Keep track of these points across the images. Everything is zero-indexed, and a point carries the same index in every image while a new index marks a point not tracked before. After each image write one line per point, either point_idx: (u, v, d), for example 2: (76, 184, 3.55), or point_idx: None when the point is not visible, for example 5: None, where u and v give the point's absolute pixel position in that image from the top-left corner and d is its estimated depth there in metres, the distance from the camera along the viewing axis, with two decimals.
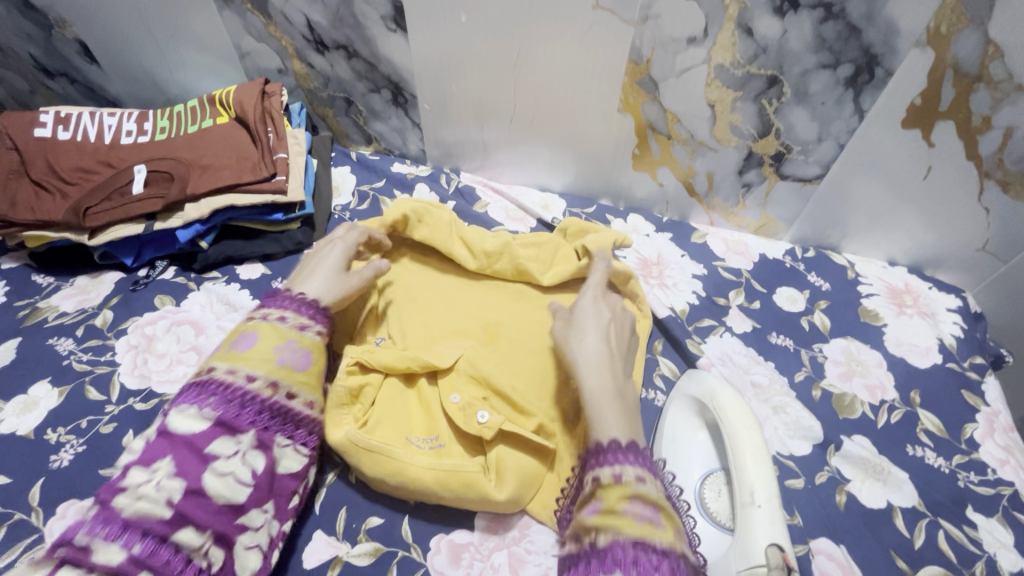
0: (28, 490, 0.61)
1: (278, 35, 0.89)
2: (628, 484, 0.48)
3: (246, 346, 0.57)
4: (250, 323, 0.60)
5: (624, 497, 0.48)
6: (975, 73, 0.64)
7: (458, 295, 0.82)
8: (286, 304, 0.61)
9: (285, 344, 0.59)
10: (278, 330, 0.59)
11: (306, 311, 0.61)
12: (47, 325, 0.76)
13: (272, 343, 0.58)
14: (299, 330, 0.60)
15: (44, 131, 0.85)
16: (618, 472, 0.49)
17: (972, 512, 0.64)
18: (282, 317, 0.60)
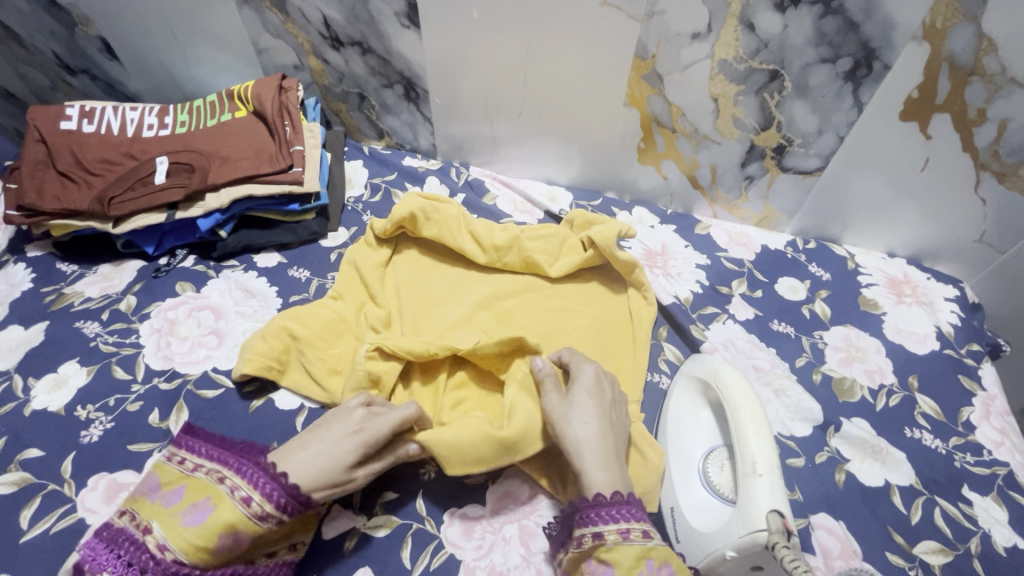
0: (60, 462, 0.64)
1: (295, 32, 0.92)
2: (642, 545, 0.50)
3: (191, 524, 0.48)
4: (214, 487, 0.51)
5: (641, 558, 0.49)
6: (970, 66, 0.66)
7: (470, 286, 0.84)
8: (256, 481, 0.51)
9: (233, 536, 0.49)
10: (234, 506, 0.49)
11: (276, 498, 0.50)
12: (74, 309, 0.79)
13: (217, 530, 0.48)
14: (256, 521, 0.50)
15: (70, 124, 0.88)
16: (627, 530, 0.51)
17: (969, 490, 0.66)
18: (246, 498, 0.50)
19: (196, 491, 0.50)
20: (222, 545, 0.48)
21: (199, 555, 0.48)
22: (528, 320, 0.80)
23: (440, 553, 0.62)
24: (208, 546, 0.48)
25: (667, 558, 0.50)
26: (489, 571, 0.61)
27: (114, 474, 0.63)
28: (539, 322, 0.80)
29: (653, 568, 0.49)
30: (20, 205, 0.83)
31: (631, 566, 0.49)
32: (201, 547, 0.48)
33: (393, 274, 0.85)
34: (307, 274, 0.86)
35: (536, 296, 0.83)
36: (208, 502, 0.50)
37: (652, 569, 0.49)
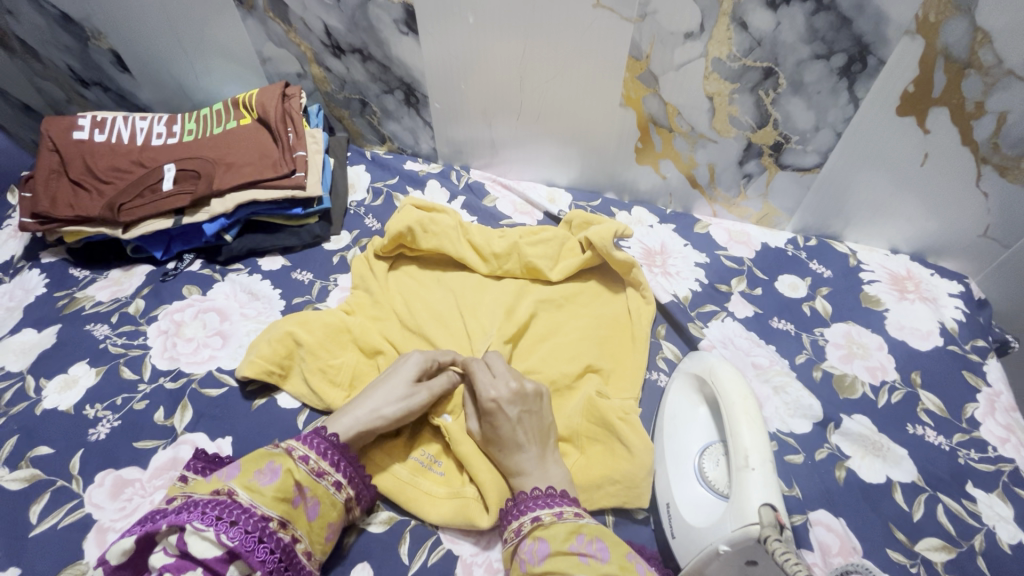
0: (69, 459, 0.65)
1: (298, 40, 0.94)
2: (573, 522, 0.54)
3: (267, 483, 0.54)
4: (273, 454, 0.57)
5: (573, 533, 0.53)
6: (965, 59, 0.66)
7: (476, 293, 0.84)
8: (312, 442, 0.59)
9: (299, 490, 0.56)
10: (296, 470, 0.57)
11: (330, 456, 0.59)
12: (85, 312, 0.82)
13: (291, 484, 0.56)
14: (315, 477, 0.58)
15: (82, 134, 0.91)
16: (557, 512, 0.55)
17: (972, 487, 0.65)
18: (304, 456, 0.58)
19: (255, 460, 0.56)
20: (296, 498, 0.56)
21: (281, 508, 0.54)
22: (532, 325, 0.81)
23: (437, 549, 0.63)
24: (287, 498, 0.55)
25: (599, 534, 0.53)
26: (486, 568, 0.61)
27: (121, 470, 0.65)
28: (546, 324, 0.81)
29: (586, 542, 0.52)
30: (34, 213, 0.86)
31: (563, 540, 0.52)
32: (282, 500, 0.54)
33: (397, 283, 0.85)
34: (310, 277, 0.87)
35: (543, 300, 0.83)
36: (274, 466, 0.56)
37: (583, 542, 0.52)
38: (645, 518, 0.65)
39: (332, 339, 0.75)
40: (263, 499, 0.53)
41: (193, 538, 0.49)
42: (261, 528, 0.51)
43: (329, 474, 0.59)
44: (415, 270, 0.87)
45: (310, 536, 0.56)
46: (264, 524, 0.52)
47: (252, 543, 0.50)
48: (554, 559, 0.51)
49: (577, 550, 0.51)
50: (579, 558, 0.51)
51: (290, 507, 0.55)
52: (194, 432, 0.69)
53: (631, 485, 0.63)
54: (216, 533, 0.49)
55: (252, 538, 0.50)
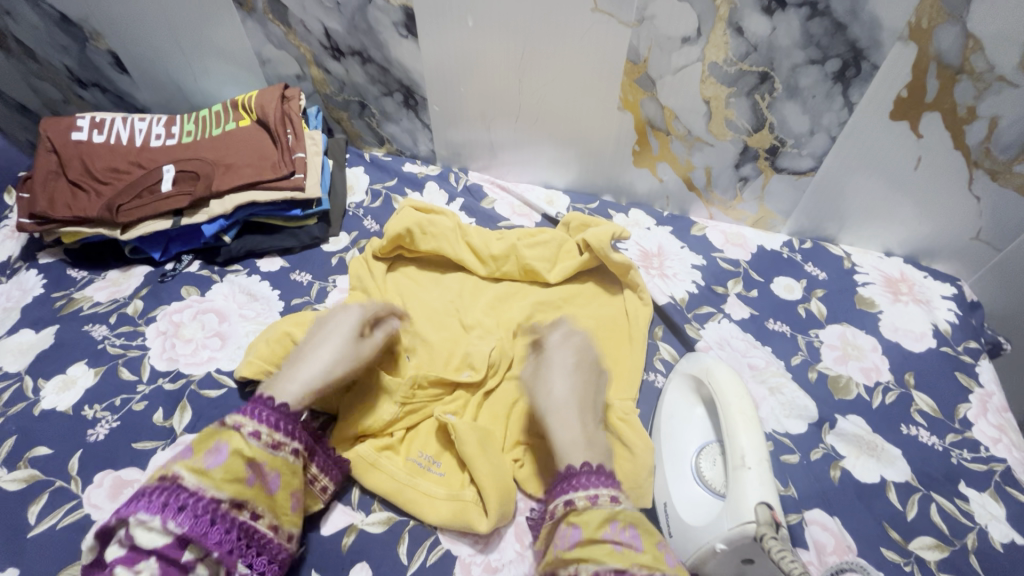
0: (68, 460, 0.65)
1: (297, 42, 0.94)
2: (608, 508, 0.54)
3: (214, 465, 0.53)
4: (220, 431, 0.56)
5: (605, 520, 0.53)
6: (957, 64, 0.67)
7: (474, 296, 0.85)
8: (257, 413, 0.58)
9: (256, 468, 0.55)
10: (248, 448, 0.55)
11: (282, 428, 0.58)
12: (82, 313, 0.81)
13: (243, 463, 0.55)
14: (270, 450, 0.57)
15: (81, 135, 0.91)
16: (594, 495, 0.55)
17: (965, 486, 0.66)
18: (255, 432, 0.56)
19: (202, 439, 0.55)
20: (251, 476, 0.55)
21: (234, 489, 0.54)
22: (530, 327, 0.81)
23: (436, 549, 0.63)
24: (238, 477, 0.54)
25: (633, 521, 0.53)
26: (484, 568, 0.62)
27: (120, 471, 0.65)
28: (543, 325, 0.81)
29: (619, 529, 0.52)
30: (32, 213, 0.86)
31: (596, 527, 0.52)
32: (234, 480, 0.54)
33: (396, 284, 0.86)
34: (309, 278, 0.87)
35: (541, 303, 0.83)
36: (221, 444, 0.55)
37: (617, 529, 0.52)
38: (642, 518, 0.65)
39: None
40: (212, 483, 0.52)
41: (138, 531, 0.48)
42: (211, 511, 0.51)
43: (277, 443, 0.58)
44: (413, 273, 0.88)
45: (273, 508, 0.57)
46: (215, 506, 0.52)
47: (204, 526, 0.51)
48: (585, 548, 0.51)
49: (611, 538, 0.51)
50: (612, 546, 0.51)
51: (244, 486, 0.54)
52: (193, 432, 0.69)
53: (628, 486, 0.63)
54: (163, 522, 0.49)
55: (203, 521, 0.51)
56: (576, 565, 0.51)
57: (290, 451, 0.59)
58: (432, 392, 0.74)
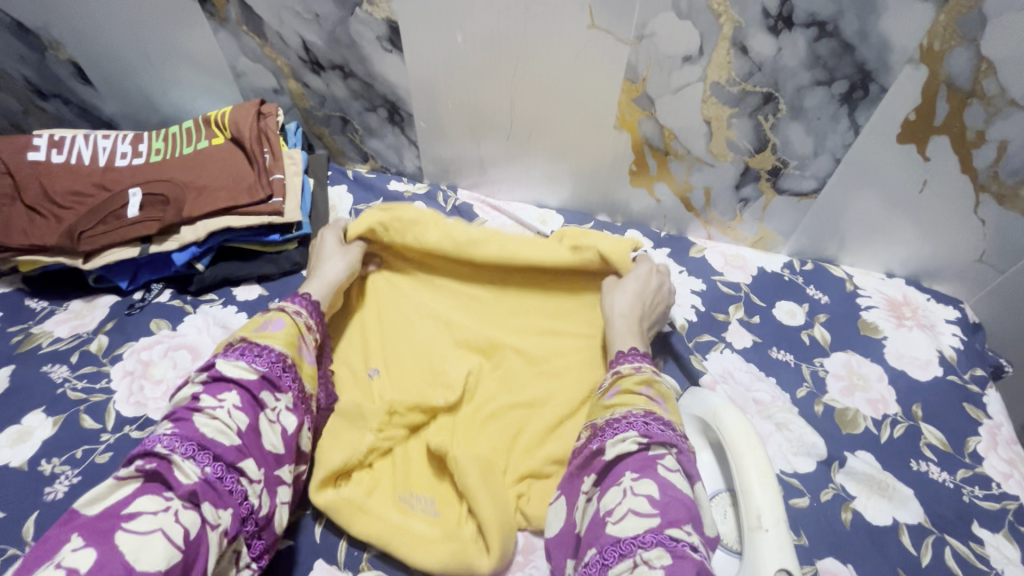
0: (23, 524, 0.60)
1: (273, 55, 0.89)
2: (648, 374, 0.60)
3: (277, 328, 0.61)
4: (271, 311, 0.63)
5: (644, 382, 0.59)
6: (969, 88, 0.64)
7: (458, 321, 0.80)
8: (296, 299, 0.66)
9: (302, 341, 0.63)
10: (298, 322, 0.64)
11: (313, 310, 0.67)
12: (41, 352, 0.75)
13: (296, 330, 0.63)
14: (309, 327, 0.65)
15: (39, 155, 0.84)
16: (638, 363, 0.62)
17: (979, 527, 0.64)
18: (298, 310, 0.65)
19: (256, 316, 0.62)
20: (301, 347, 0.63)
21: (292, 351, 0.61)
22: (511, 352, 0.77)
23: None
24: (294, 343, 0.62)
25: (665, 394, 0.59)
26: None
27: None
28: (525, 355, 0.76)
29: (654, 394, 0.58)
30: None
31: (635, 384, 0.59)
32: (291, 343, 0.61)
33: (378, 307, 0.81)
34: None
35: (519, 326, 0.80)
36: (277, 318, 0.62)
37: (653, 392, 0.58)
38: None
39: None
40: (277, 340, 0.59)
41: (226, 367, 0.55)
42: (281, 363, 0.58)
43: (309, 323, 0.66)
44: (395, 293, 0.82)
45: (310, 382, 0.64)
46: (283, 360, 0.59)
47: (280, 372, 0.58)
48: (621, 397, 0.58)
49: (647, 394, 0.58)
50: (646, 399, 0.58)
51: (297, 353, 0.62)
52: None
53: None
54: (247, 361, 0.56)
55: (278, 368, 0.58)
56: (613, 411, 0.57)
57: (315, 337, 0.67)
58: (411, 419, 0.70)
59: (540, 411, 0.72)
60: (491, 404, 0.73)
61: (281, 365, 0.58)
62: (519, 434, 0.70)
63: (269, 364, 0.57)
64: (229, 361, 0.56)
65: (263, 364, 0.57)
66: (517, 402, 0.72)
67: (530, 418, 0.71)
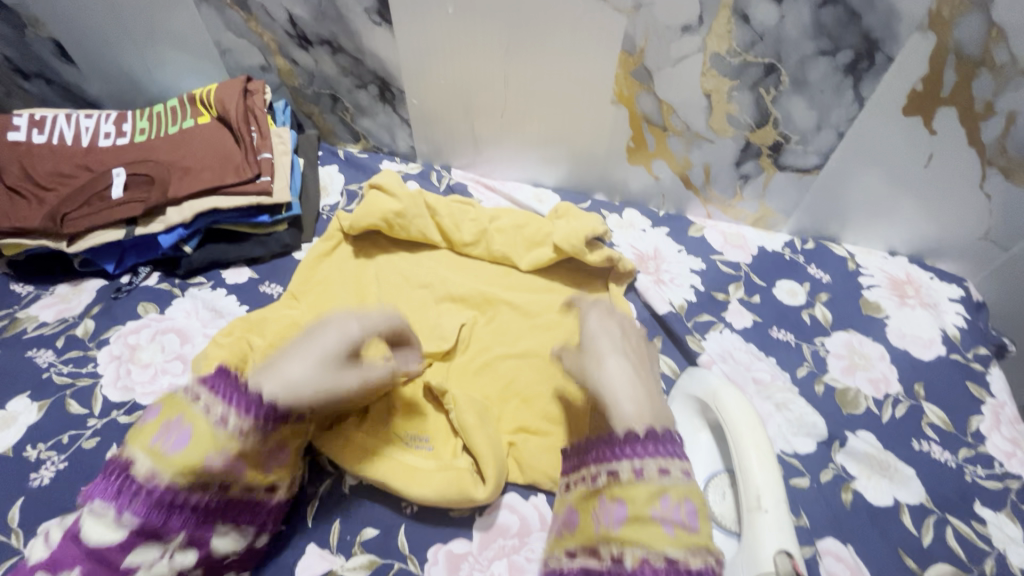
0: (8, 510, 0.58)
1: (259, 30, 0.86)
2: (656, 482, 0.46)
3: (174, 449, 0.48)
4: (178, 401, 0.50)
5: (655, 496, 0.46)
6: (978, 57, 0.62)
7: (452, 275, 0.81)
8: (227, 394, 0.50)
9: (215, 458, 0.49)
10: (212, 434, 0.49)
11: (255, 413, 0.50)
12: (26, 336, 0.74)
13: (200, 455, 0.48)
14: (237, 435, 0.50)
15: (19, 135, 0.82)
16: (642, 467, 0.48)
17: (981, 507, 0.63)
18: (222, 417, 0.49)
19: (166, 409, 0.50)
20: (215, 460, 0.49)
21: (194, 476, 0.48)
22: (505, 306, 0.78)
23: None
24: (200, 463, 0.48)
25: (688, 495, 0.46)
26: None
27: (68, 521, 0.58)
28: (519, 309, 0.78)
29: (671, 505, 0.45)
30: None
31: (644, 504, 0.46)
32: (187, 471, 0.48)
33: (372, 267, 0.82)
34: (281, 290, 0.81)
35: (510, 284, 0.81)
36: (182, 422, 0.49)
37: (670, 507, 0.45)
38: None
39: (267, 320, 0.73)
40: (165, 470, 0.47)
41: (89, 527, 0.46)
42: (167, 501, 0.48)
43: (232, 429, 0.49)
44: (385, 256, 0.83)
45: (249, 463, 0.52)
46: (167, 498, 0.47)
47: (165, 515, 0.48)
48: (632, 526, 0.46)
49: (661, 517, 0.45)
50: (662, 527, 0.45)
51: (200, 476, 0.49)
52: None
53: None
54: (116, 515, 0.46)
55: (161, 508, 0.48)
56: (620, 545, 0.46)
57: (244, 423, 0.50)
58: None
59: (532, 361, 0.73)
60: (485, 356, 0.74)
61: (165, 510, 0.48)
62: (512, 382, 0.72)
63: (147, 514, 0.47)
64: (95, 516, 0.46)
65: (137, 513, 0.47)
66: (510, 353, 0.74)
67: (523, 366, 0.73)
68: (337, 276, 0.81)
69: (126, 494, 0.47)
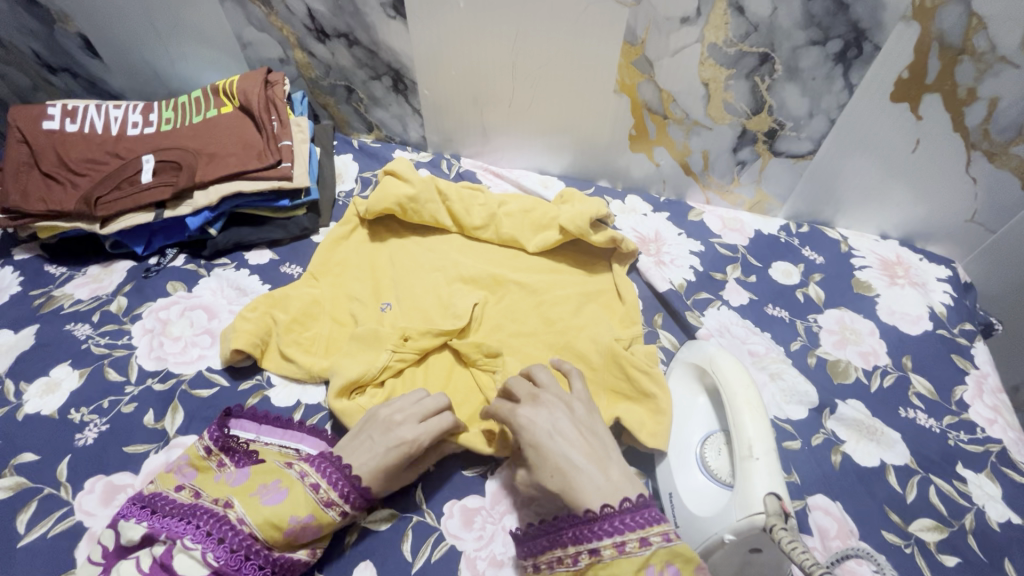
0: (56, 466, 0.63)
1: (279, 24, 0.90)
2: (637, 555, 0.44)
3: (269, 503, 0.54)
4: (286, 473, 0.57)
5: (640, 567, 0.44)
6: (960, 45, 0.66)
7: (463, 256, 0.86)
8: (322, 468, 0.57)
9: (300, 519, 0.54)
10: (305, 499, 0.55)
11: (341, 487, 0.56)
12: (64, 312, 0.78)
13: (291, 512, 0.54)
14: (323, 508, 0.55)
15: (53, 124, 0.86)
16: (643, 537, 0.45)
17: (963, 468, 0.67)
18: (314, 484, 0.56)
19: (267, 475, 0.57)
20: (290, 526, 0.54)
21: (271, 532, 0.53)
22: (513, 286, 0.82)
23: (440, 545, 0.61)
24: (279, 525, 0.53)
25: (670, 557, 0.44)
26: (490, 561, 0.60)
27: (111, 476, 0.63)
28: (528, 288, 0.81)
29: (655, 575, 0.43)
30: (4, 208, 0.81)
31: None
32: (275, 527, 0.53)
33: (389, 250, 0.86)
34: (300, 270, 0.85)
35: (518, 266, 0.85)
36: (281, 486, 0.56)
37: None
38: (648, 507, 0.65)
39: (288, 299, 0.77)
40: (254, 516, 0.53)
41: (180, 556, 0.50)
42: (248, 547, 0.51)
43: (330, 501, 0.56)
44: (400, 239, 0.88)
45: (314, 515, 0.55)
46: (249, 543, 0.52)
47: (239, 562, 0.50)
48: None
49: None
50: None
51: (279, 534, 0.53)
52: (185, 434, 0.67)
53: None
54: (203, 552, 0.50)
55: (238, 557, 0.51)
56: None
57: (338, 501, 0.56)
58: (422, 343, 0.74)
59: (540, 339, 0.76)
60: (497, 335, 0.77)
61: (241, 555, 0.51)
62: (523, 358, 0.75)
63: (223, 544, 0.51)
64: (185, 548, 0.50)
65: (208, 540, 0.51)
66: (520, 331, 0.77)
67: (530, 342, 0.76)
68: (357, 259, 0.85)
69: (211, 528, 0.52)
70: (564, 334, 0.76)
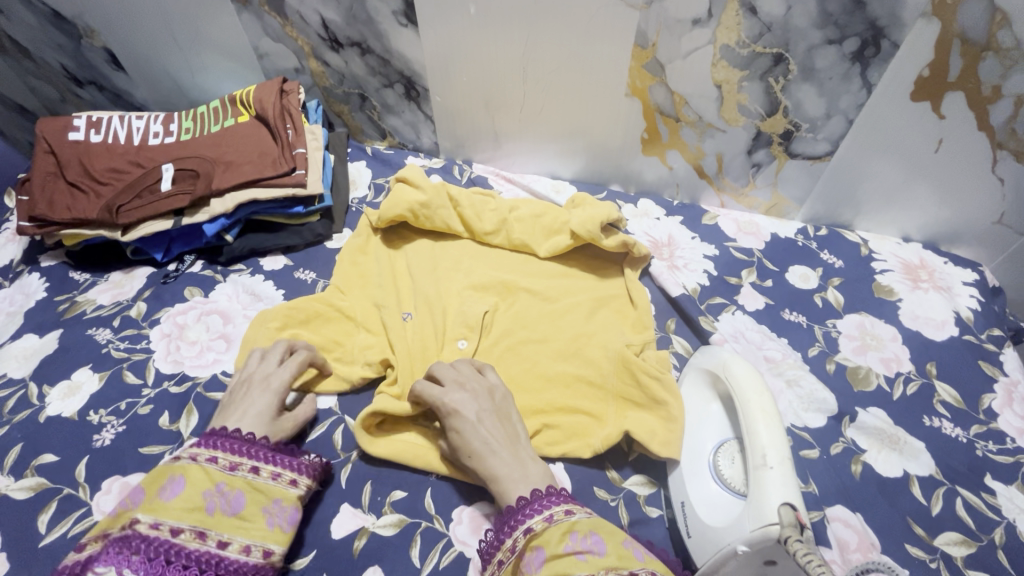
0: (75, 467, 0.65)
1: (294, 35, 0.92)
2: (566, 522, 0.52)
3: (173, 496, 0.52)
4: (174, 465, 0.54)
5: (566, 533, 0.51)
6: (984, 41, 0.64)
7: (473, 262, 0.86)
8: (215, 443, 0.57)
9: (216, 490, 0.54)
10: (207, 473, 0.54)
11: (239, 448, 0.58)
12: (86, 316, 0.80)
13: (200, 491, 0.53)
14: (228, 471, 0.56)
15: (78, 135, 0.89)
16: (569, 508, 0.54)
17: (992, 479, 0.65)
18: (211, 457, 0.56)
19: (154, 479, 0.53)
20: (209, 502, 0.53)
21: (194, 517, 0.51)
22: (524, 293, 0.82)
23: (449, 551, 0.61)
24: (197, 506, 0.52)
25: (593, 528, 0.51)
26: None
27: (127, 477, 0.64)
28: (538, 295, 0.81)
29: (580, 539, 0.50)
30: (31, 216, 0.84)
31: (558, 543, 0.50)
32: (192, 509, 0.52)
33: (400, 256, 0.87)
34: (313, 276, 0.86)
35: (529, 271, 0.85)
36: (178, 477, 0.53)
37: (577, 540, 0.50)
38: (660, 516, 0.64)
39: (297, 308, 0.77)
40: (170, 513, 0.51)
41: None
42: (166, 550, 0.49)
43: (241, 465, 0.57)
44: (410, 245, 0.88)
45: (231, 488, 0.55)
46: (171, 542, 0.49)
47: (160, 568, 0.47)
48: (550, 565, 0.49)
49: (573, 549, 0.49)
50: (576, 557, 0.48)
51: (203, 514, 0.52)
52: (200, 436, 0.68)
53: None
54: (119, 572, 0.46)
55: (159, 563, 0.48)
56: None
57: (248, 468, 0.57)
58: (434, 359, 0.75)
59: (551, 345, 0.76)
60: (508, 341, 0.77)
61: (163, 560, 0.48)
62: (535, 365, 0.74)
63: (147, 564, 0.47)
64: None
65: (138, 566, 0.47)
66: (530, 338, 0.77)
67: (541, 348, 0.76)
68: (368, 266, 0.86)
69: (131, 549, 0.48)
70: (574, 340, 0.76)
